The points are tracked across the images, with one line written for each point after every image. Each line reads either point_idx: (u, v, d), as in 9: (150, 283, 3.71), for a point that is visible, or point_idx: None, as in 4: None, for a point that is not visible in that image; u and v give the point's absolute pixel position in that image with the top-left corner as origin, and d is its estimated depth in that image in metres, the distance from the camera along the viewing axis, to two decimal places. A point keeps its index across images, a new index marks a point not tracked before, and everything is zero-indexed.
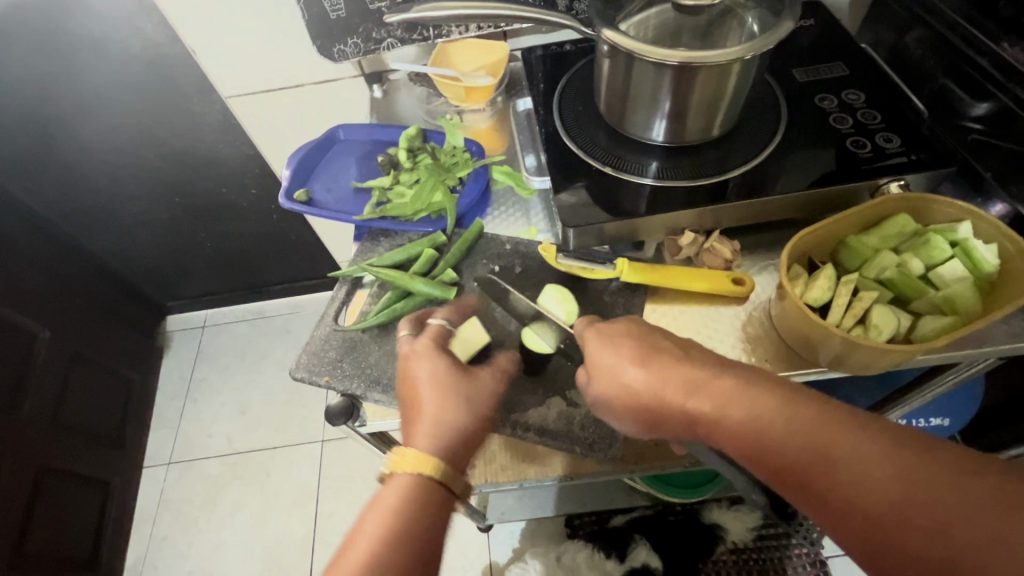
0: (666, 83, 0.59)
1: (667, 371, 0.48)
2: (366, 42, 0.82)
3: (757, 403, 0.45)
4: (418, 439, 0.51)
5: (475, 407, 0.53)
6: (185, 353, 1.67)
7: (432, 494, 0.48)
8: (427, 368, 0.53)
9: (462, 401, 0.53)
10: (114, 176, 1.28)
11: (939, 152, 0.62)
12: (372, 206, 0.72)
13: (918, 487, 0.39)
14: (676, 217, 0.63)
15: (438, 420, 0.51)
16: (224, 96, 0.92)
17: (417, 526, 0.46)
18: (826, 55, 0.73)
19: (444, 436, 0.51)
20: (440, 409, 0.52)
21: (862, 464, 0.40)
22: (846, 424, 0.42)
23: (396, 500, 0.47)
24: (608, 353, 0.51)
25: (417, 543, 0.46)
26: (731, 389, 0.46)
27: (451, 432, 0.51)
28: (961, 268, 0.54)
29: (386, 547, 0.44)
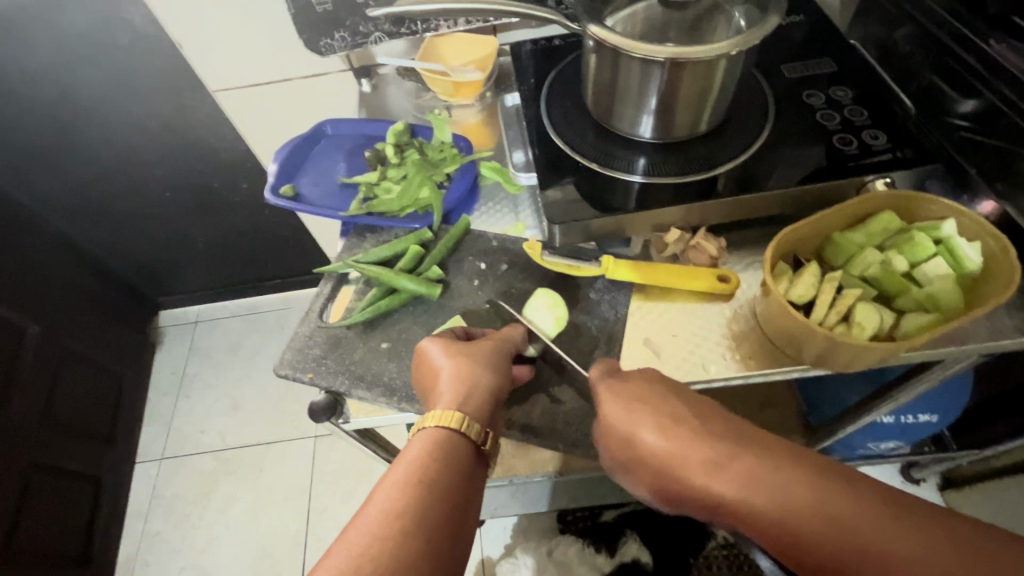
0: (653, 79, 0.58)
1: (670, 440, 0.50)
2: (354, 36, 0.82)
3: (754, 476, 0.46)
4: (441, 399, 0.52)
5: (494, 368, 0.54)
6: (177, 348, 1.66)
7: (458, 447, 0.49)
8: (439, 342, 0.54)
9: (480, 362, 0.54)
10: (103, 170, 1.27)
11: (925, 149, 0.61)
12: (360, 202, 0.72)
13: (896, 554, 0.41)
14: (663, 214, 0.63)
15: (459, 380, 0.52)
16: (212, 90, 0.91)
17: (444, 478, 0.46)
18: (816, 50, 0.72)
19: (464, 394, 0.52)
20: (458, 371, 0.53)
21: (840, 529, 0.42)
22: (826, 489, 0.44)
23: (425, 451, 0.48)
24: (621, 419, 0.51)
25: (444, 498, 0.45)
26: (729, 459, 0.48)
27: (473, 390, 0.52)
28: (944, 266, 0.54)
29: (415, 496, 0.44)
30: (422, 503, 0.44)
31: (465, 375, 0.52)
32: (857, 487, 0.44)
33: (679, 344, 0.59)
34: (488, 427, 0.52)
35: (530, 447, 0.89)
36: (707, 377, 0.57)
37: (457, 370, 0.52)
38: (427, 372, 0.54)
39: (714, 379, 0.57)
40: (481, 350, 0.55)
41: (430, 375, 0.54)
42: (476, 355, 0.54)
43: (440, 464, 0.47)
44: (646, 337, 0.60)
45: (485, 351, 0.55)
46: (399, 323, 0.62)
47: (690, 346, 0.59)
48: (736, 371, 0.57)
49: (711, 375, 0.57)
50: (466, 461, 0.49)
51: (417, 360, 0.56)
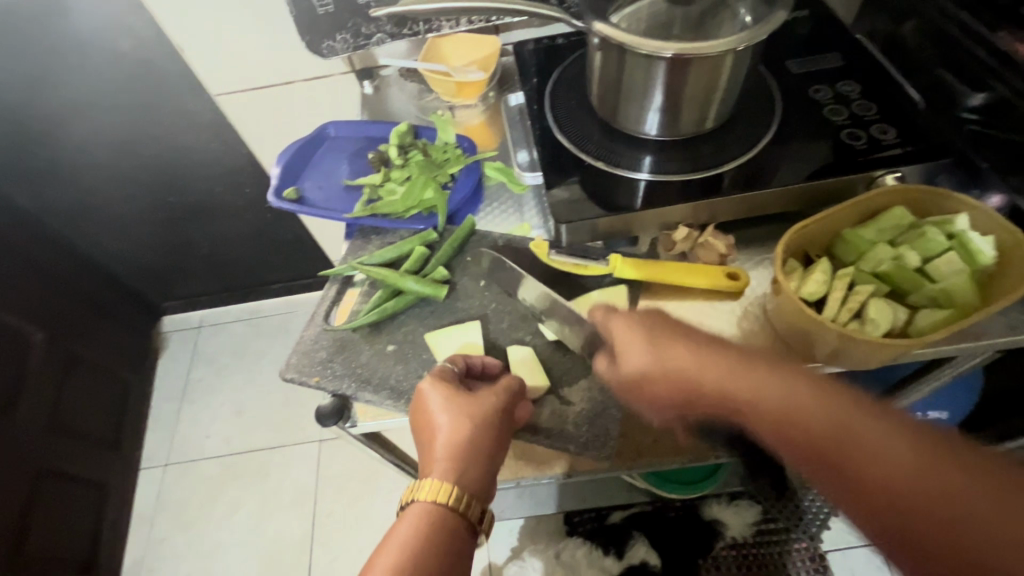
0: (659, 75, 0.58)
1: (677, 353, 0.50)
2: (356, 37, 0.81)
3: (757, 381, 0.47)
4: (436, 472, 0.53)
5: (491, 441, 0.54)
6: (180, 354, 1.66)
7: (453, 523, 0.51)
8: (438, 411, 0.53)
9: (477, 435, 0.54)
10: (106, 176, 1.27)
11: (934, 144, 0.61)
12: (363, 204, 0.71)
13: (903, 467, 0.41)
14: (670, 211, 0.62)
15: (455, 449, 0.53)
16: (213, 93, 0.91)
17: (439, 559, 0.49)
18: (822, 45, 0.72)
19: (461, 468, 0.53)
20: (454, 446, 0.53)
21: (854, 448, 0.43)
22: (829, 403, 0.45)
23: (414, 529, 0.50)
24: (635, 347, 0.52)
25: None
26: (735, 365, 0.48)
27: (468, 464, 0.53)
28: (958, 260, 0.53)
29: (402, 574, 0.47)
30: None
31: (462, 448, 0.53)
32: (878, 418, 0.44)
33: None
34: (482, 500, 0.53)
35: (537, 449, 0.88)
36: None
37: (455, 444, 0.53)
38: (424, 427, 0.54)
39: None
40: (479, 418, 0.54)
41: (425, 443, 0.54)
42: (473, 428, 0.54)
43: (427, 541, 0.49)
44: None
45: (483, 421, 0.54)
46: (405, 324, 0.61)
47: None
48: None
49: None
50: (458, 541, 0.51)
51: (413, 414, 0.54)
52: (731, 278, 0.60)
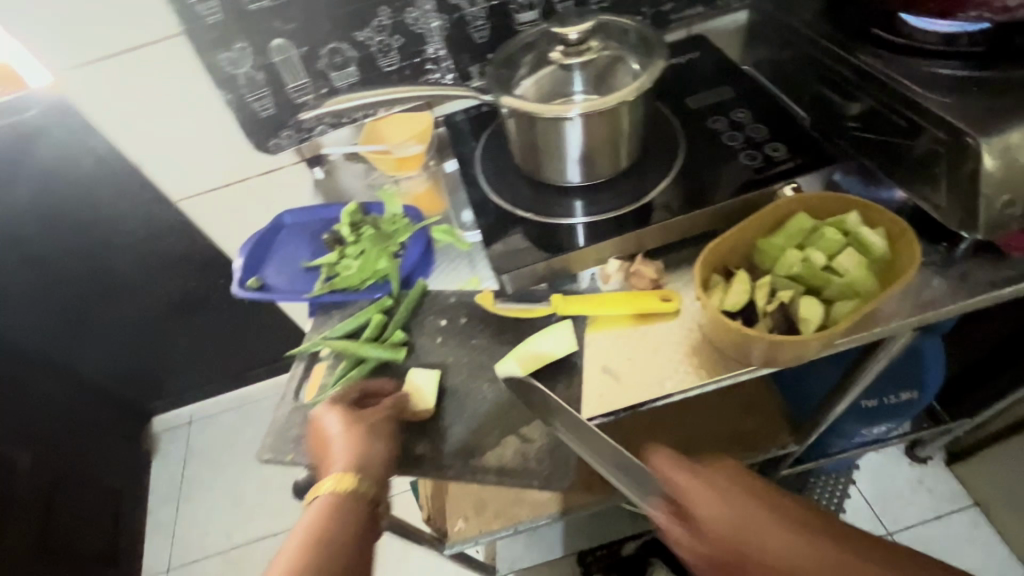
0: (568, 129, 0.65)
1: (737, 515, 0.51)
2: (299, 132, 0.88)
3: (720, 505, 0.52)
4: (332, 467, 0.57)
5: (383, 444, 0.58)
6: (173, 452, 1.65)
7: (348, 507, 0.56)
8: (321, 415, 0.60)
9: (371, 437, 0.58)
10: (82, 291, 1.32)
11: (820, 154, 0.68)
12: (322, 282, 0.76)
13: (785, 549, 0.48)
14: (600, 249, 0.68)
15: (347, 449, 0.57)
16: (176, 199, 0.96)
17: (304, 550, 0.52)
18: (714, 81, 0.79)
19: (381, 471, 0.58)
20: (366, 454, 0.57)
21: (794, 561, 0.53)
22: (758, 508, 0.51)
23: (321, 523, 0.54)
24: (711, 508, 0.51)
25: (336, 545, 0.53)
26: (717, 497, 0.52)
27: (369, 459, 0.57)
28: (855, 255, 0.59)
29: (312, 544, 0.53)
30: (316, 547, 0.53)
31: (362, 449, 0.57)
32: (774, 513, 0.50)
33: (635, 367, 0.62)
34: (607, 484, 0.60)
35: (529, 492, 0.93)
36: (664, 393, 0.59)
37: (381, 451, 0.58)
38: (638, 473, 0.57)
39: (672, 394, 0.60)
40: (375, 422, 0.59)
41: (316, 449, 0.59)
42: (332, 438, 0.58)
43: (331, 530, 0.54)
44: (605, 365, 0.62)
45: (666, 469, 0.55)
46: (371, 390, 0.64)
47: (644, 367, 0.61)
48: (692, 382, 0.60)
49: (669, 390, 0.60)
50: (337, 536, 0.54)
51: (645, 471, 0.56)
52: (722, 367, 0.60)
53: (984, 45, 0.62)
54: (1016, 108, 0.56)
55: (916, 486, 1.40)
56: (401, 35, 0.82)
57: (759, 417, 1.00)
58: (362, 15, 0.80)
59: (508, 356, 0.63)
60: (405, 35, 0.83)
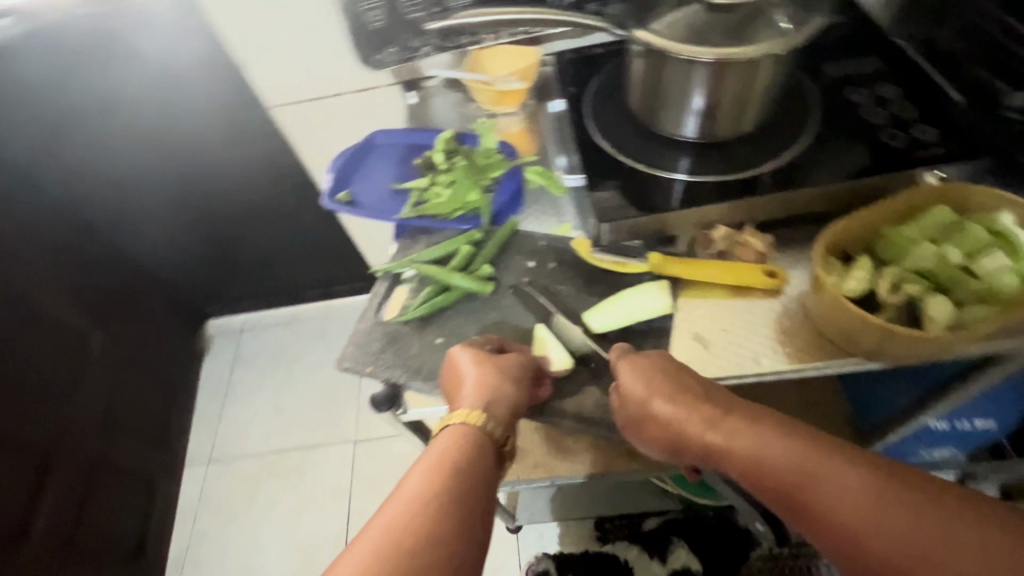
0: (699, 79, 0.61)
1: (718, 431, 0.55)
2: (404, 51, 0.83)
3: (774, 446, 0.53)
4: (466, 403, 0.57)
5: (521, 392, 0.57)
6: (224, 355, 1.73)
7: (481, 442, 0.56)
8: (456, 353, 0.58)
9: (508, 383, 0.57)
10: (162, 187, 1.35)
11: (973, 144, 0.61)
12: (411, 206, 0.76)
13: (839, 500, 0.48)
14: (708, 211, 0.64)
15: (482, 388, 0.56)
16: (269, 105, 0.96)
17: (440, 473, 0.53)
18: (859, 50, 0.72)
19: (509, 416, 0.58)
20: (500, 399, 0.57)
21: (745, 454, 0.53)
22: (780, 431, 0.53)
23: (455, 454, 0.54)
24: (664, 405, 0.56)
25: (473, 479, 0.53)
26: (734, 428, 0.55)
27: (501, 401, 0.56)
28: (1002, 257, 0.53)
29: (449, 474, 0.52)
30: (452, 481, 0.52)
31: (500, 391, 0.56)
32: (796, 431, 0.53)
33: (728, 339, 0.59)
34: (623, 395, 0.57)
35: (573, 448, 0.93)
36: (757, 370, 0.57)
37: (513, 400, 0.57)
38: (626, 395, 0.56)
39: (765, 373, 0.57)
40: (506, 363, 0.58)
41: (449, 382, 0.58)
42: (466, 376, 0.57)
43: (466, 457, 0.55)
44: (695, 332, 0.60)
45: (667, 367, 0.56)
46: (452, 319, 0.64)
47: (738, 341, 0.59)
48: (787, 364, 0.57)
49: (763, 368, 0.57)
50: (468, 467, 0.54)
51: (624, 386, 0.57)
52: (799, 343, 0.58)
53: None
54: None
55: None
56: None
57: (819, 417, 0.96)
58: None
59: (599, 308, 0.62)
60: None
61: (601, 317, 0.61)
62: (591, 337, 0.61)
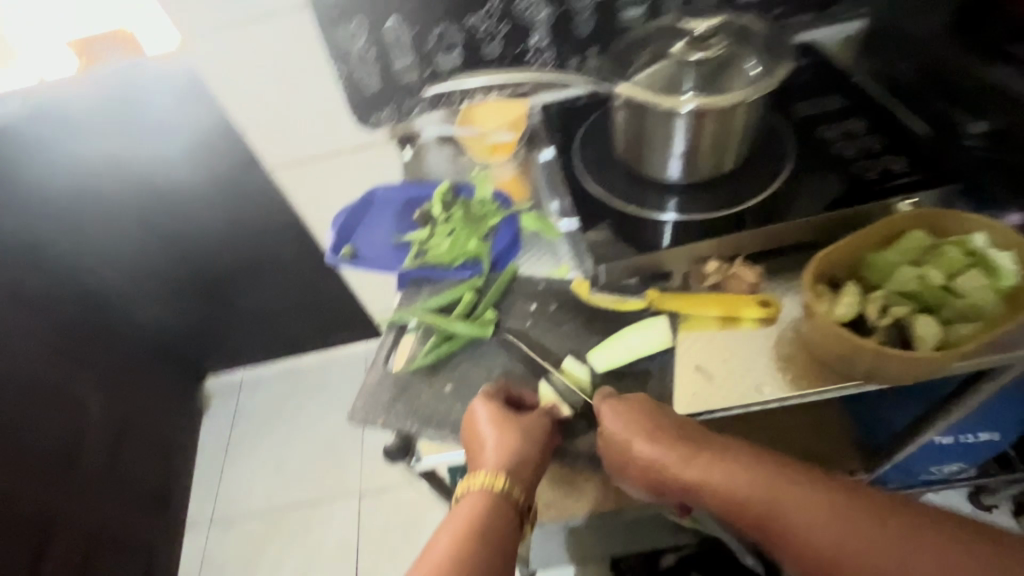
0: (679, 124, 0.65)
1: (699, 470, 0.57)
2: (399, 110, 0.89)
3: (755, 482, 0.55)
4: (488, 464, 0.57)
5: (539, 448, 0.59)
6: (224, 413, 1.71)
7: (503, 505, 0.57)
8: (475, 410, 0.58)
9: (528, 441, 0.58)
10: (162, 250, 1.38)
11: (943, 171, 0.65)
12: (412, 257, 0.78)
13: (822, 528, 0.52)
14: (698, 247, 0.67)
15: (504, 450, 0.57)
16: (270, 167, 1.00)
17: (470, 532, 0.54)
18: (824, 89, 0.77)
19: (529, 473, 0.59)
20: (520, 456, 0.58)
21: (752, 492, 0.54)
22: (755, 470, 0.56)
23: (476, 519, 0.56)
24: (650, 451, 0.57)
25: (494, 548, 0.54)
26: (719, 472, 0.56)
27: (523, 461, 0.57)
28: (981, 276, 0.56)
29: (470, 542, 0.54)
30: (471, 552, 0.53)
31: (520, 450, 0.58)
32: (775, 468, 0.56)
33: (730, 369, 0.60)
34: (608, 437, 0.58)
35: (584, 487, 0.93)
36: (761, 399, 0.58)
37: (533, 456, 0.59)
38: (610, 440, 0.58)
39: (768, 401, 0.58)
40: (529, 423, 0.59)
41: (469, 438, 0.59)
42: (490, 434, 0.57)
43: (486, 524, 0.56)
44: (698, 365, 0.61)
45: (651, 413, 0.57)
46: (459, 365, 0.66)
47: (740, 371, 0.60)
48: (789, 391, 0.58)
49: (766, 397, 0.58)
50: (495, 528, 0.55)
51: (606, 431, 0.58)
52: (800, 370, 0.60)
53: None
54: None
55: None
56: (508, 22, 0.84)
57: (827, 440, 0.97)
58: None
59: (602, 346, 0.64)
60: (511, 22, 0.84)
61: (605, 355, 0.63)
62: (596, 375, 0.62)
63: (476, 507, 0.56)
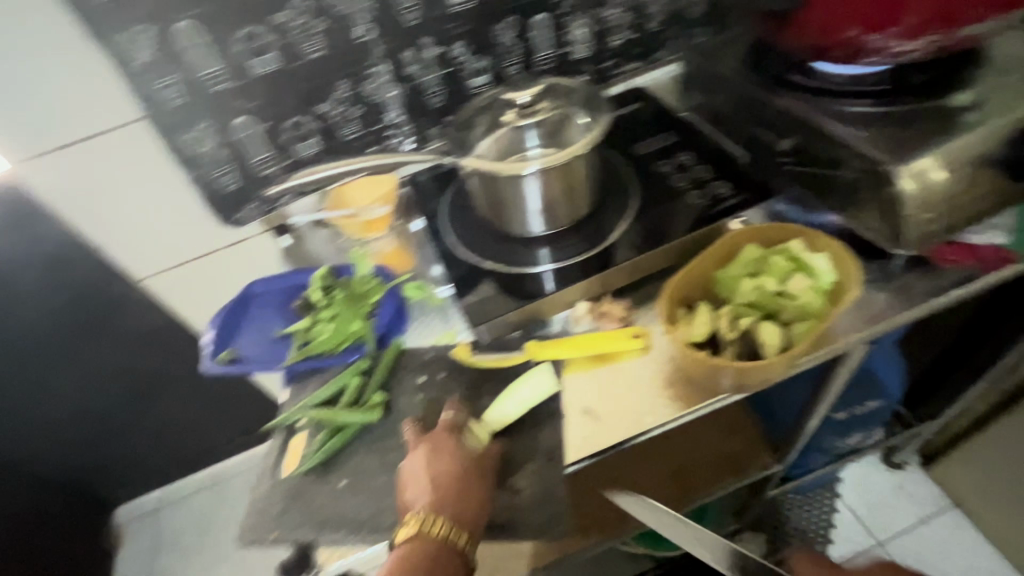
0: (526, 183, 0.69)
1: None
2: (265, 204, 0.89)
3: None
4: (417, 501, 0.57)
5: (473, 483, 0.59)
6: (143, 546, 1.56)
7: (436, 545, 0.56)
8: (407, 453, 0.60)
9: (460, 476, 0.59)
10: (37, 384, 1.25)
11: (759, 189, 0.73)
12: (297, 348, 0.76)
13: None
14: (569, 293, 0.71)
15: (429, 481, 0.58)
16: (141, 277, 0.97)
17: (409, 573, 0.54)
18: (656, 128, 0.86)
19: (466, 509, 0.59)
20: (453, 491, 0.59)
21: None
22: None
23: (408, 561, 0.55)
24: None
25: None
26: None
27: (449, 490, 0.58)
28: (805, 278, 0.63)
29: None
30: None
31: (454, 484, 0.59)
32: None
33: (613, 405, 0.63)
34: None
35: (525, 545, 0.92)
36: (643, 428, 0.61)
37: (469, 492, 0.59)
38: None
39: (651, 428, 0.61)
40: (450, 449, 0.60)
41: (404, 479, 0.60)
42: (425, 470, 0.59)
43: (421, 564, 0.55)
44: (585, 406, 0.63)
45: None
46: (353, 456, 0.64)
47: (623, 405, 0.63)
48: (670, 415, 0.62)
49: (649, 425, 0.61)
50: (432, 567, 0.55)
51: None
52: (677, 392, 0.63)
53: (892, 83, 0.68)
54: (926, 137, 0.63)
55: (897, 491, 1.44)
56: (360, 105, 0.87)
57: (742, 438, 1.01)
58: (321, 90, 0.83)
59: (494, 404, 0.64)
60: (364, 105, 0.87)
61: (500, 410, 0.63)
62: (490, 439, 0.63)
63: (409, 548, 0.56)
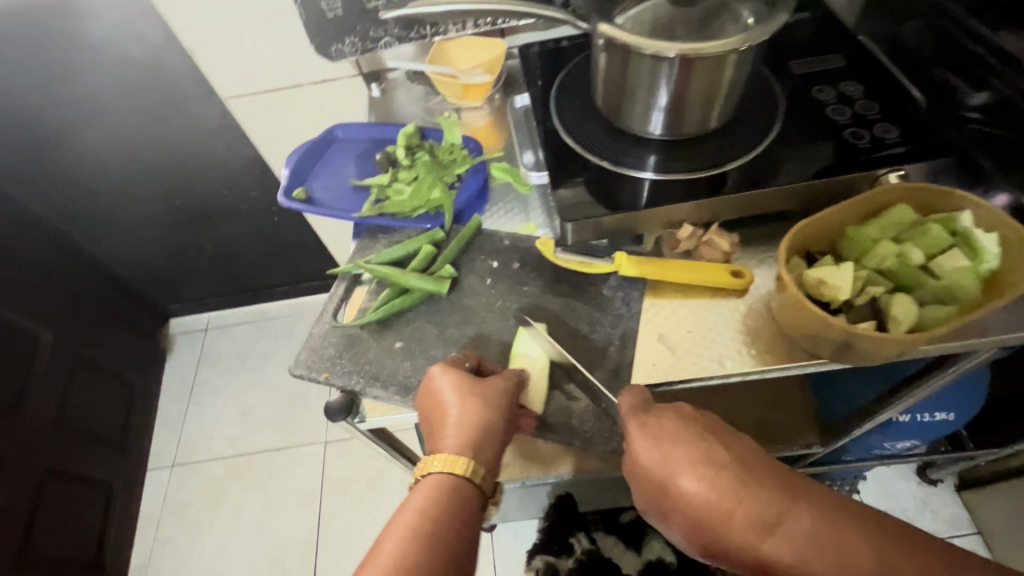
0: (664, 73, 0.58)
1: (680, 457, 0.54)
2: (365, 41, 0.83)
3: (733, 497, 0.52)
4: (450, 438, 0.56)
5: (458, 526, 0.53)
6: (188, 355, 1.69)
7: (461, 489, 0.55)
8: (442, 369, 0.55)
9: (452, 506, 0.54)
10: (116, 181, 1.30)
11: (933, 143, 0.62)
12: (371, 203, 0.72)
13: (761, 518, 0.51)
14: (676, 210, 0.62)
15: (466, 416, 0.56)
16: (224, 96, 0.92)
17: (430, 532, 0.52)
18: (823, 48, 0.73)
19: (380, 545, 0.51)
20: (408, 514, 0.53)
21: (795, 547, 0.50)
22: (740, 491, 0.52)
23: (427, 499, 0.54)
24: (657, 458, 0.54)
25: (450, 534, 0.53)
26: (730, 485, 0.53)
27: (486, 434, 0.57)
28: (961, 257, 0.53)
29: (421, 521, 0.53)
30: (425, 534, 0.52)
31: (433, 514, 0.53)
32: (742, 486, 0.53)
33: (695, 340, 0.58)
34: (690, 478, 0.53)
35: (545, 450, 0.93)
36: (723, 372, 0.56)
37: (406, 525, 0.52)
38: (655, 482, 0.55)
39: (730, 374, 0.56)
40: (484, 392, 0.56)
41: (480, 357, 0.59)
42: (474, 411, 0.56)
43: (439, 510, 0.54)
44: (660, 333, 0.59)
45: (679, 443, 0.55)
46: (412, 321, 0.62)
47: (705, 342, 0.58)
48: (753, 366, 0.56)
49: (729, 370, 0.56)
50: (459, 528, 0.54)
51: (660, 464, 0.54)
52: (766, 347, 0.57)
53: None
54: None
55: (919, 504, 1.37)
56: None
57: (785, 411, 0.98)
58: None
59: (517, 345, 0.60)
60: None
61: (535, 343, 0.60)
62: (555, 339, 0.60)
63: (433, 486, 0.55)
